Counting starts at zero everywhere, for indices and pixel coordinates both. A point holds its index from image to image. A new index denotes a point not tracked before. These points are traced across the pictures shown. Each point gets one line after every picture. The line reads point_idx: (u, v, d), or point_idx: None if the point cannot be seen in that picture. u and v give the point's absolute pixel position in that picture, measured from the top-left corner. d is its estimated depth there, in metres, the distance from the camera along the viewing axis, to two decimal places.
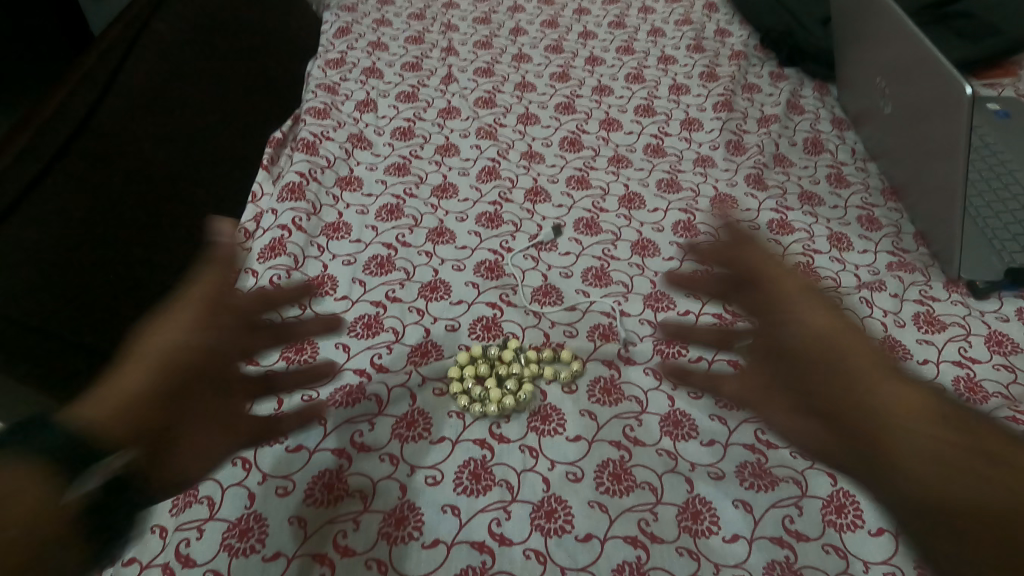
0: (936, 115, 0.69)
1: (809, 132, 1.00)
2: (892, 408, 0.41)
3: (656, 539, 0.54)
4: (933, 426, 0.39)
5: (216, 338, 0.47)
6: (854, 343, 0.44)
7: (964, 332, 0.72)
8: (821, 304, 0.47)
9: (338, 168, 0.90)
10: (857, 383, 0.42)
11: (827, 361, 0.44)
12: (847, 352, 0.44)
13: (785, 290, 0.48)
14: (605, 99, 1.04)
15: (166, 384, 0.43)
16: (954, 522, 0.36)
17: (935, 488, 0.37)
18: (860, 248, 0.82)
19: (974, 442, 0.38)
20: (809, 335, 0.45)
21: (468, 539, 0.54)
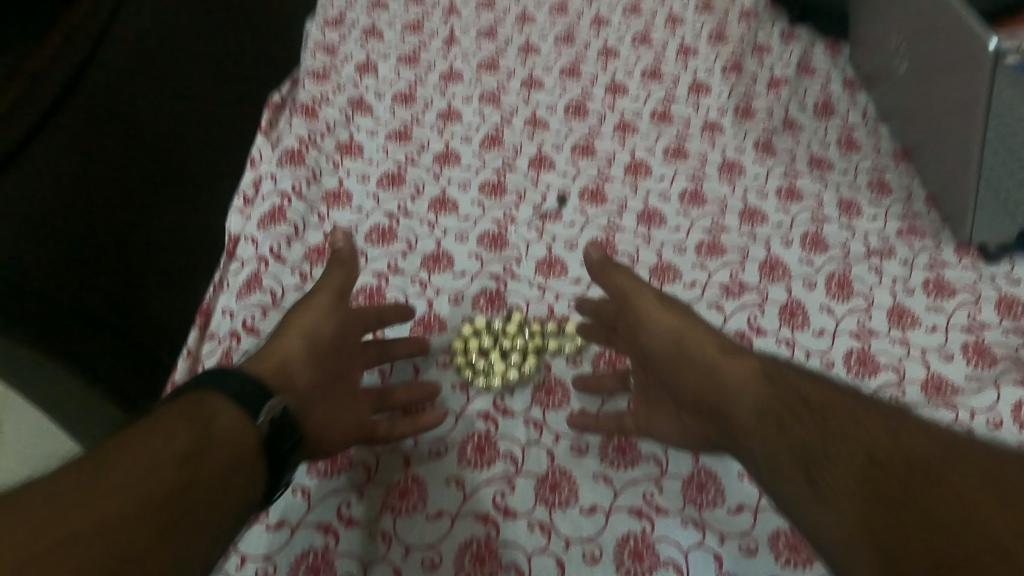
0: (955, 63, 0.68)
1: (820, 93, 0.97)
2: (753, 400, 0.47)
3: (661, 511, 0.54)
4: (785, 406, 0.45)
5: (337, 332, 0.55)
6: (720, 353, 0.51)
7: (974, 297, 0.71)
8: (689, 325, 0.54)
9: (338, 134, 0.88)
10: (726, 386, 0.49)
11: (699, 373, 0.51)
12: (715, 362, 0.51)
13: (654, 316, 0.56)
14: (611, 63, 1.02)
15: (307, 367, 0.52)
16: (812, 485, 0.41)
17: (793, 458, 0.43)
18: (870, 214, 0.81)
19: (836, 426, 0.43)
20: (684, 352, 0.53)
21: (472, 512, 0.54)
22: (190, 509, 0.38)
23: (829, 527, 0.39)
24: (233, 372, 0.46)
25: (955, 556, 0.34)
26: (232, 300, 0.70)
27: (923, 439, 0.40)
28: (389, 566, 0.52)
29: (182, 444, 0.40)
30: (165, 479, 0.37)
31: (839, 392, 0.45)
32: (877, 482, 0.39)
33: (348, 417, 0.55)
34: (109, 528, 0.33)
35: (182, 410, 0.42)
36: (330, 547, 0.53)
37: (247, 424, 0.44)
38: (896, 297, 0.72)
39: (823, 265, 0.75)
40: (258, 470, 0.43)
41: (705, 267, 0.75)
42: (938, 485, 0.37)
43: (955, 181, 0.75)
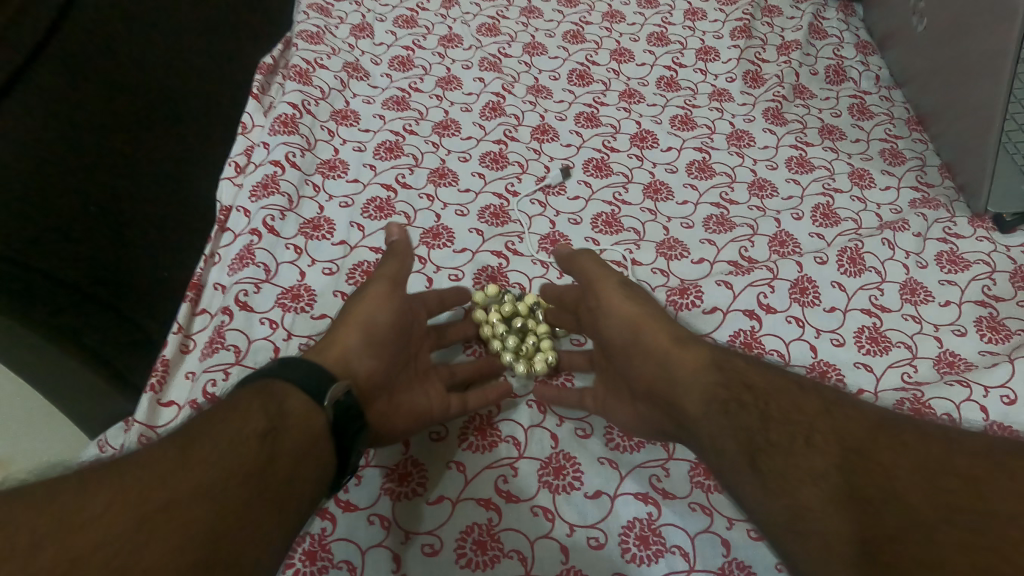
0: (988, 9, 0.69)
1: (833, 59, 0.94)
2: (701, 389, 0.47)
3: (667, 495, 0.53)
4: (733, 393, 0.45)
5: (394, 319, 0.55)
6: (673, 341, 0.52)
7: (988, 270, 0.69)
8: (645, 312, 0.55)
9: (332, 100, 0.85)
10: (678, 376, 0.49)
11: (653, 362, 0.52)
12: (668, 350, 0.51)
13: (612, 304, 0.56)
14: (616, 26, 0.98)
15: (367, 354, 0.51)
16: (754, 471, 0.41)
17: (738, 445, 0.42)
18: (882, 184, 0.78)
19: (789, 411, 0.42)
20: (639, 339, 0.54)
21: (474, 497, 0.53)
22: (268, 488, 0.38)
23: (770, 512, 0.39)
24: (293, 361, 0.46)
25: (887, 537, 0.34)
26: (224, 274, 0.69)
27: (859, 418, 0.41)
28: (388, 552, 0.50)
29: (256, 426, 0.40)
30: (242, 462, 0.38)
31: (782, 377, 0.46)
32: (816, 464, 0.39)
33: (414, 402, 0.54)
34: (194, 508, 0.34)
35: (249, 392, 0.42)
36: (327, 531, 0.51)
37: (314, 408, 0.44)
38: (909, 271, 0.69)
39: (835, 239, 0.73)
40: (329, 454, 0.44)
41: (713, 243, 0.72)
42: (871, 464, 0.37)
43: (971, 145, 0.74)
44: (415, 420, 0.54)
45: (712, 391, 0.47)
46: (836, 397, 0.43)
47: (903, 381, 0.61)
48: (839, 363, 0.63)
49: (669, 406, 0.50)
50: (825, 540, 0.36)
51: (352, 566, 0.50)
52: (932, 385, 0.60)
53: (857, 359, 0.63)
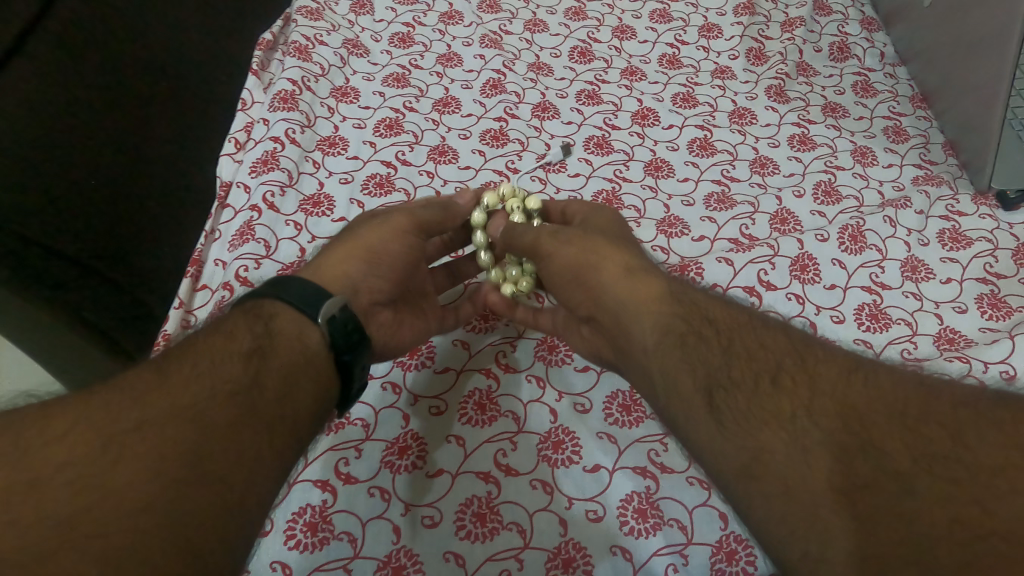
0: None
1: (837, 36, 0.93)
2: (655, 320, 0.46)
3: (666, 469, 0.53)
4: (692, 329, 0.44)
5: (406, 247, 0.55)
6: (620, 274, 0.49)
7: (991, 247, 0.68)
8: (588, 250, 0.52)
9: (332, 77, 0.84)
10: (628, 310, 0.48)
11: (599, 302, 0.50)
12: (614, 285, 0.49)
13: (552, 255, 0.53)
14: (618, 3, 0.97)
15: (372, 275, 0.53)
16: (712, 412, 0.40)
17: (694, 380, 0.42)
18: (885, 162, 0.77)
19: (748, 350, 0.42)
20: (585, 279, 0.51)
21: (473, 470, 0.53)
22: (252, 409, 0.40)
23: (726, 454, 0.38)
24: (288, 281, 0.47)
25: (860, 487, 0.35)
26: (224, 251, 0.69)
27: (828, 359, 0.41)
28: (389, 524, 0.51)
29: (242, 346, 0.43)
30: (223, 382, 0.40)
31: (742, 312, 0.46)
32: (782, 406, 0.39)
33: (416, 318, 0.58)
34: (163, 432, 0.37)
35: (240, 312, 0.46)
36: (327, 504, 0.51)
37: (309, 326, 0.46)
38: (910, 249, 0.69)
39: (836, 217, 0.73)
40: (328, 370, 0.46)
41: (714, 220, 0.72)
42: (847, 410, 0.37)
43: (976, 121, 0.73)
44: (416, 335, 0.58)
45: (668, 324, 0.45)
46: (804, 337, 0.43)
47: (902, 358, 0.61)
48: (839, 340, 0.63)
49: (619, 342, 0.49)
50: (788, 484, 0.36)
51: (352, 537, 0.50)
52: (932, 361, 0.60)
53: (857, 336, 0.63)
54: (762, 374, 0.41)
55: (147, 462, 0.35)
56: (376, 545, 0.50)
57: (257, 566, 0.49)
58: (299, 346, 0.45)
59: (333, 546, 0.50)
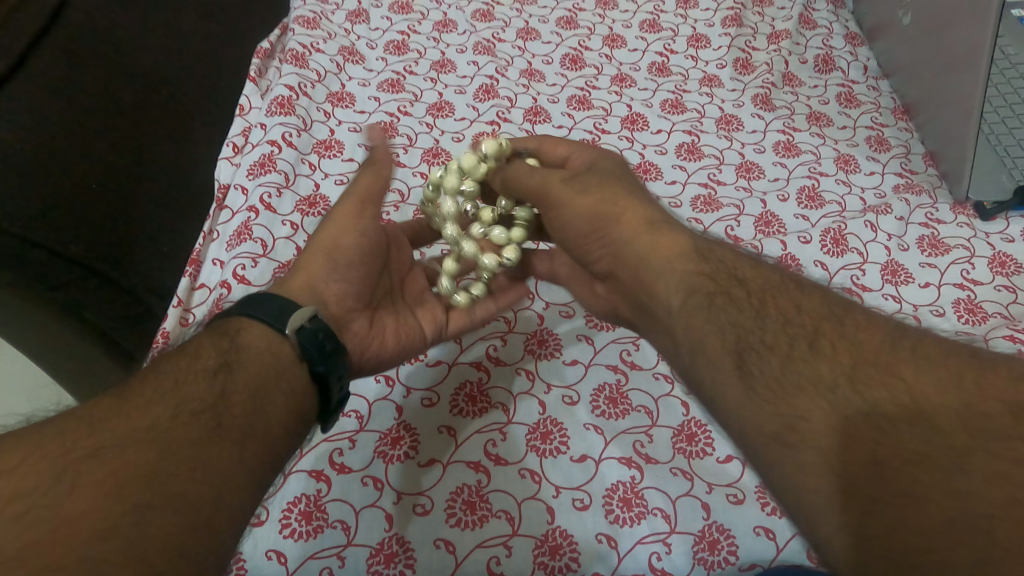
0: None
1: (821, 48, 0.95)
2: (681, 279, 0.45)
3: (651, 459, 0.55)
4: (719, 292, 0.43)
5: (359, 238, 0.54)
6: (642, 227, 0.49)
7: (968, 254, 0.70)
8: (607, 196, 0.50)
9: (328, 82, 0.86)
10: (651, 266, 0.47)
11: (617, 252, 0.49)
12: (634, 237, 0.48)
13: (566, 204, 0.51)
14: (609, 13, 0.99)
15: (335, 279, 0.52)
16: (741, 374, 0.39)
17: (722, 342, 0.41)
18: (867, 170, 0.80)
19: (783, 315, 0.41)
20: (602, 226, 0.49)
21: (464, 460, 0.55)
22: (218, 427, 0.39)
23: (754, 419, 0.37)
24: (256, 297, 0.47)
25: (910, 461, 0.32)
26: (222, 250, 0.70)
27: (870, 327, 0.39)
28: (381, 512, 0.52)
29: (207, 364, 0.42)
30: (188, 401, 0.39)
31: (775, 276, 0.45)
32: (818, 370, 0.37)
33: (398, 322, 0.56)
34: (128, 450, 0.35)
35: (205, 334, 0.45)
36: (322, 493, 0.53)
37: (278, 338, 0.45)
38: (890, 253, 0.71)
39: (819, 221, 0.75)
40: (304, 382, 0.45)
41: (701, 221, 0.74)
42: (889, 377, 0.36)
43: (952, 137, 0.75)
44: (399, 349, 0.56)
45: (693, 287, 0.44)
46: (845, 304, 0.42)
47: None
48: None
49: (641, 299, 0.48)
50: (821, 451, 0.34)
51: (346, 526, 0.51)
52: None
53: None
54: (800, 337, 0.39)
55: (112, 478, 0.33)
56: (369, 533, 0.51)
57: (252, 552, 0.50)
58: (268, 359, 0.44)
59: (327, 533, 0.51)
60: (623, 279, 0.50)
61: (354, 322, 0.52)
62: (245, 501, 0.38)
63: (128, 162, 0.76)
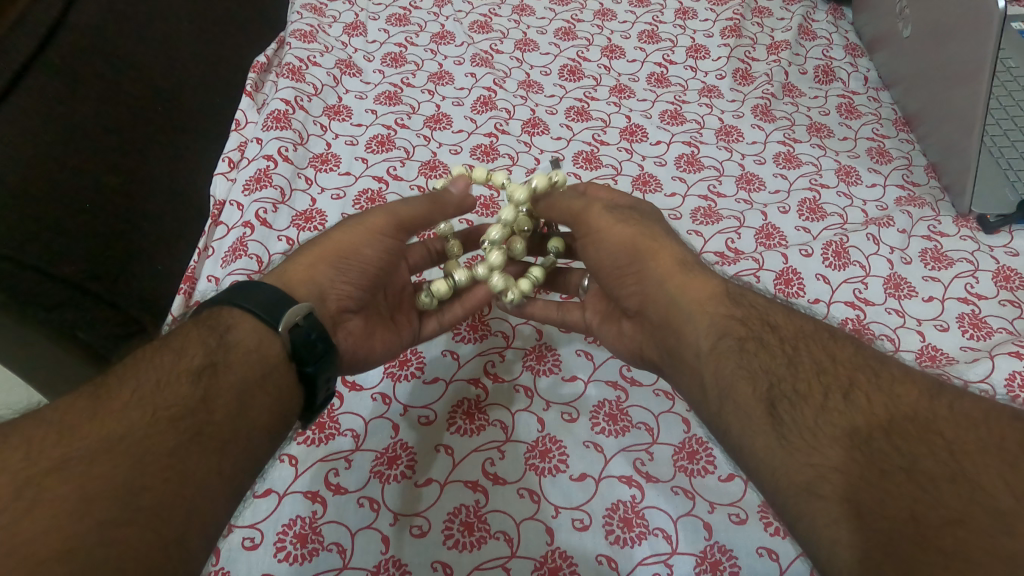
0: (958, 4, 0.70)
1: (822, 59, 0.95)
2: (710, 322, 0.45)
3: (651, 478, 0.54)
4: (752, 337, 0.43)
5: (379, 249, 0.54)
6: (675, 267, 0.49)
7: (971, 268, 0.70)
8: (647, 234, 0.51)
9: (325, 96, 0.85)
10: (681, 311, 0.47)
11: (647, 292, 0.49)
12: (667, 277, 0.49)
13: (601, 231, 0.52)
14: (608, 24, 0.99)
15: (342, 279, 0.52)
16: (773, 422, 0.39)
17: (753, 389, 0.41)
18: (868, 181, 0.79)
19: (816, 362, 0.41)
20: (638, 262, 0.50)
21: (461, 479, 0.54)
22: (197, 435, 0.38)
23: (785, 468, 0.37)
24: (257, 287, 0.46)
25: (950, 521, 0.32)
26: (217, 267, 0.69)
27: (906, 379, 0.39)
28: (378, 533, 0.51)
29: (193, 362, 0.41)
30: (166, 405, 0.38)
31: (807, 323, 0.45)
32: (854, 422, 0.37)
33: (388, 329, 0.56)
34: (100, 462, 0.34)
35: (193, 326, 0.44)
36: (317, 514, 0.52)
37: (268, 335, 0.44)
38: (893, 266, 0.70)
39: (821, 233, 0.74)
40: (290, 379, 0.45)
41: (701, 234, 0.73)
42: (929, 434, 0.36)
43: (954, 150, 0.75)
44: (390, 347, 0.56)
45: (724, 329, 0.44)
46: (879, 357, 0.41)
47: None
48: None
49: (667, 341, 0.48)
50: (859, 506, 0.34)
51: (341, 548, 0.50)
52: None
53: None
54: (836, 387, 0.39)
55: (81, 492, 0.33)
56: (365, 555, 0.50)
57: None
58: (253, 358, 0.43)
59: (322, 557, 0.50)
60: (651, 320, 0.50)
61: (351, 320, 0.53)
62: (217, 518, 0.37)
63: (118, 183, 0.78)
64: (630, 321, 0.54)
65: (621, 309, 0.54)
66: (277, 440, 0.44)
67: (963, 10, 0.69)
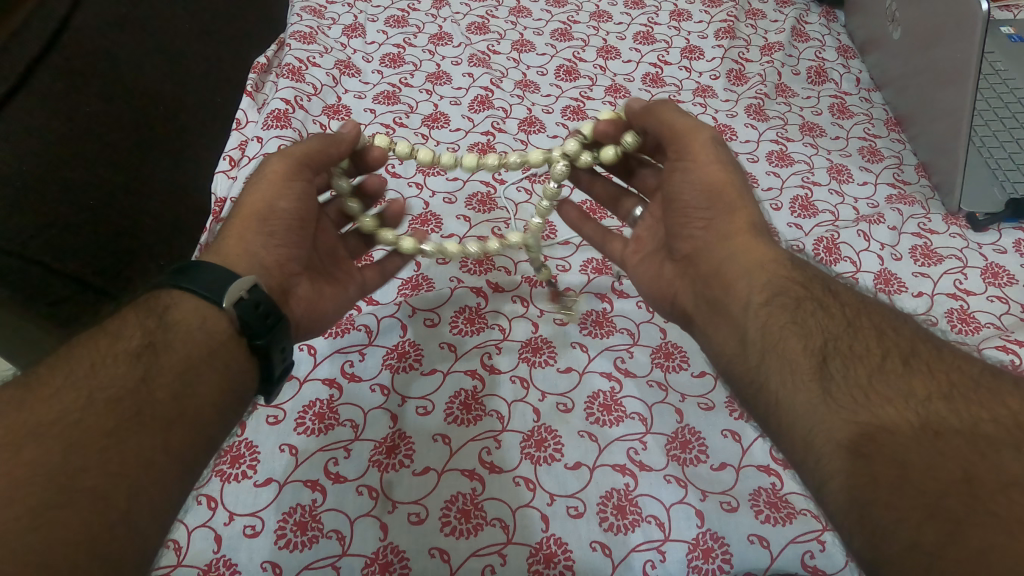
0: (948, 11, 0.71)
1: (814, 60, 0.96)
2: (767, 280, 0.46)
3: (644, 467, 0.55)
4: (812, 301, 0.44)
5: (297, 203, 0.54)
6: (743, 226, 0.50)
7: (960, 264, 0.71)
8: (728, 180, 0.52)
9: (325, 96, 0.87)
10: (738, 267, 0.48)
11: (712, 241, 0.51)
12: (734, 236, 0.50)
13: (696, 165, 0.53)
14: (604, 25, 1.00)
15: (275, 244, 0.53)
16: (820, 379, 0.40)
17: (805, 345, 0.42)
18: (860, 179, 0.80)
19: (874, 329, 0.42)
20: (716, 209, 0.52)
21: (459, 468, 0.55)
22: (138, 416, 0.39)
23: (828, 422, 0.38)
24: (193, 266, 0.46)
25: (1010, 485, 0.33)
26: None
27: (966, 355, 0.41)
28: (376, 521, 0.52)
29: (131, 344, 0.43)
30: (101, 388, 0.40)
31: (866, 297, 0.46)
32: (911, 387, 0.38)
33: (333, 287, 0.59)
34: (34, 444, 0.36)
35: (131, 310, 0.45)
36: (317, 502, 0.53)
37: (212, 313, 0.45)
38: (883, 262, 0.72)
39: (812, 229, 0.75)
40: (244, 356, 0.46)
41: None
42: (992, 404, 0.37)
43: (944, 150, 0.76)
44: (337, 308, 0.59)
45: (782, 289, 0.45)
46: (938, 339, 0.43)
47: None
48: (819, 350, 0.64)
49: (713, 296, 0.50)
50: (905, 465, 0.35)
51: (341, 535, 0.51)
52: None
53: None
54: (898, 354, 0.41)
55: (14, 475, 0.34)
56: (364, 542, 0.51)
57: (247, 564, 0.50)
58: (192, 338, 0.44)
59: (322, 544, 0.51)
60: (707, 272, 0.51)
61: (299, 287, 0.56)
62: None
63: (120, 185, 0.79)
64: (681, 266, 0.54)
65: (677, 250, 0.55)
66: (228, 412, 0.45)
67: (951, 17, 0.70)
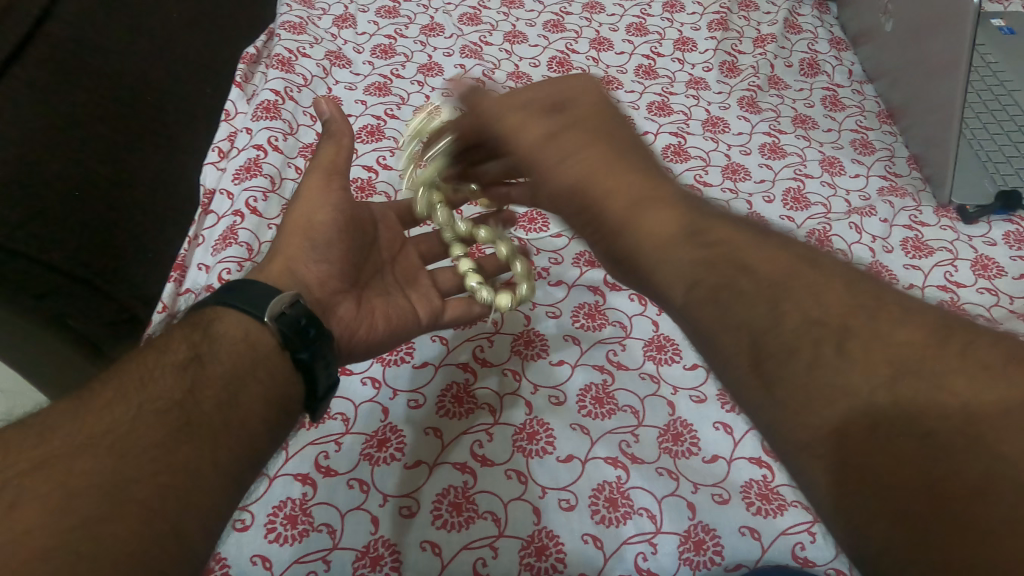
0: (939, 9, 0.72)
1: (807, 52, 0.96)
2: (675, 268, 0.38)
3: (636, 459, 0.55)
4: (724, 284, 0.36)
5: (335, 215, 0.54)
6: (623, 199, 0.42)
7: (951, 257, 0.71)
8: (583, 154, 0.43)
9: (315, 87, 0.86)
10: (644, 258, 0.40)
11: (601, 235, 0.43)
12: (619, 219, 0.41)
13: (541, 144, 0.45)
14: (596, 16, 0.99)
15: (317, 259, 0.53)
16: (763, 392, 0.33)
17: (735, 350, 0.35)
18: (851, 172, 0.80)
19: (806, 306, 0.34)
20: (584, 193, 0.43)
21: (450, 461, 0.55)
22: None
23: (788, 440, 0.32)
24: (239, 285, 0.46)
25: None
26: (207, 254, 0.70)
27: (913, 316, 0.33)
28: (367, 514, 0.52)
29: (178, 356, 0.42)
30: (156, 398, 0.39)
31: (776, 249, 0.37)
32: (858, 387, 0.31)
33: (388, 309, 0.57)
34: (83, 457, 0.35)
35: (178, 326, 0.44)
36: (308, 496, 0.52)
37: (256, 326, 0.45)
38: (875, 254, 0.72)
39: (804, 222, 0.75)
40: (287, 370, 0.45)
41: None
42: (957, 386, 0.30)
43: (936, 143, 0.76)
44: (392, 331, 0.56)
45: (692, 278, 0.37)
46: (857, 282, 0.35)
47: None
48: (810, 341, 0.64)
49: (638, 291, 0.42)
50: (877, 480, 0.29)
51: (331, 529, 0.51)
52: None
53: None
54: (835, 336, 0.32)
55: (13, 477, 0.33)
56: (354, 536, 0.51)
57: (237, 558, 0.50)
58: (240, 351, 0.43)
59: (312, 537, 0.51)
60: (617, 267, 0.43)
61: (340, 307, 0.53)
62: (219, 512, 0.37)
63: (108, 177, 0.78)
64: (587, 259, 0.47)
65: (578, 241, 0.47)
66: (278, 430, 0.43)
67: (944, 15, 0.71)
